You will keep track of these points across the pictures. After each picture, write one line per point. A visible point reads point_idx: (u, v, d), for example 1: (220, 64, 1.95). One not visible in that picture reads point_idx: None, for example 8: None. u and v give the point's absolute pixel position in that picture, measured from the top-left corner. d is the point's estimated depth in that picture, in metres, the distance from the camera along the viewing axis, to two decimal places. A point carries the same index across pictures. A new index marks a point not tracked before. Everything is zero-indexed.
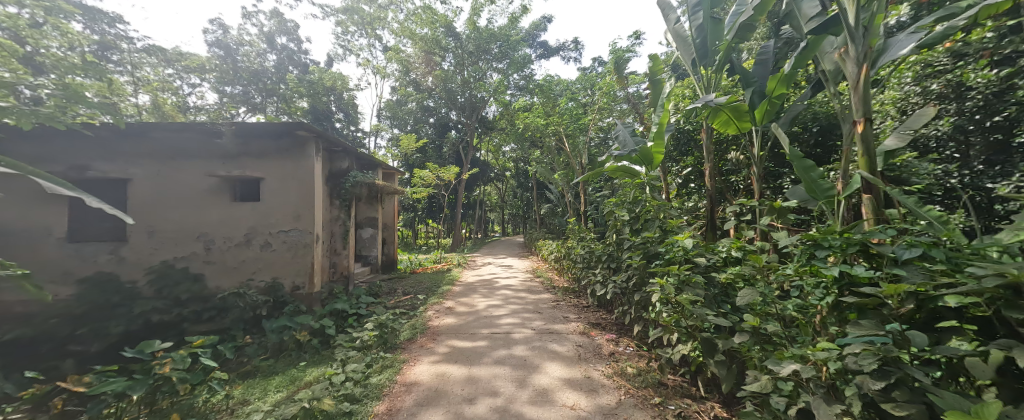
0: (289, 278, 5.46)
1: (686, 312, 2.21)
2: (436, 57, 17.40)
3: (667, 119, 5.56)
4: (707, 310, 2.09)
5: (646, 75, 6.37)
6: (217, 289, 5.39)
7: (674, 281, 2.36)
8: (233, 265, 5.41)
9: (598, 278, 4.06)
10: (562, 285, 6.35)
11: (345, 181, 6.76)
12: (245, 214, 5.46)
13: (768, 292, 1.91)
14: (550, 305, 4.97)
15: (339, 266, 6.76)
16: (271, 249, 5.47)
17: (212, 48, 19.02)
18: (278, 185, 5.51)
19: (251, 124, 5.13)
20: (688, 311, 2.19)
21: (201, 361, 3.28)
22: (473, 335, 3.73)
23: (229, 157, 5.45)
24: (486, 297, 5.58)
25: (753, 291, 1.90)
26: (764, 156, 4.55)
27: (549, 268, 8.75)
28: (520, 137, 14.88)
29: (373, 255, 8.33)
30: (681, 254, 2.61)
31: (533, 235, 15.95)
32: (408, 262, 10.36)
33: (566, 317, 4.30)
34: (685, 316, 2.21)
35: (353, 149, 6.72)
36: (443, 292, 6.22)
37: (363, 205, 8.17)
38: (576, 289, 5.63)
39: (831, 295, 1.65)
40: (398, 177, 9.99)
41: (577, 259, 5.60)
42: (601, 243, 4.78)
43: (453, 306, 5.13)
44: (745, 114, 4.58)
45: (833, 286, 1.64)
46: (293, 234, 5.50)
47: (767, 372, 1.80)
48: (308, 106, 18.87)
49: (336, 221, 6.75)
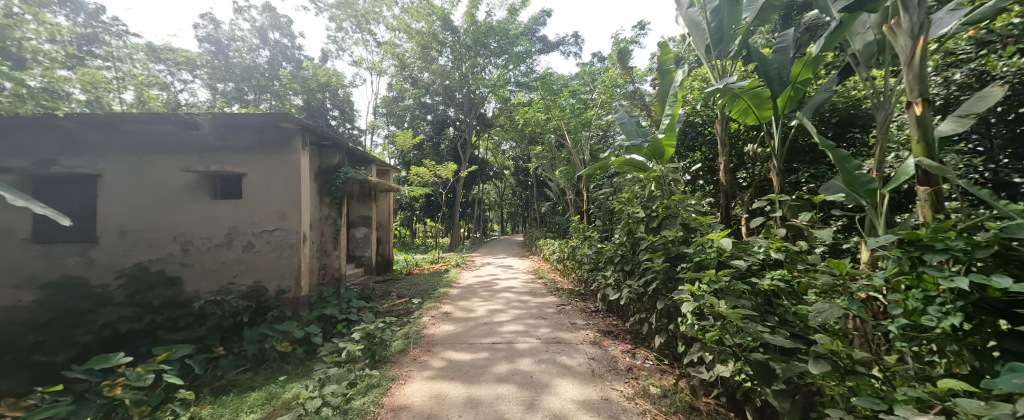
0: (274, 282, 5.08)
1: (730, 327, 1.84)
2: (433, 51, 17.06)
3: (678, 110, 5.22)
4: (760, 326, 1.74)
5: (654, 65, 5.99)
6: (196, 293, 4.99)
7: (709, 289, 2.01)
8: (213, 267, 5.03)
9: (610, 281, 3.69)
10: (567, 287, 5.97)
11: (336, 178, 6.41)
12: (226, 212, 5.07)
13: (858, 309, 1.60)
14: (555, 310, 4.61)
15: (330, 267, 6.38)
16: (254, 250, 5.09)
17: (203, 44, 18.61)
18: (261, 181, 5.12)
19: (230, 115, 4.73)
20: (731, 326, 1.83)
21: (164, 379, 2.90)
22: (472, 346, 3.36)
23: (208, 152, 5.05)
24: (486, 301, 5.19)
25: (838, 307, 1.59)
26: (786, 147, 4.23)
27: (551, 268, 8.38)
28: (519, 134, 14.52)
29: (367, 256, 7.96)
30: (714, 256, 2.23)
31: (533, 234, 15.58)
32: (404, 263, 9.97)
33: (573, 324, 3.94)
34: (728, 332, 1.85)
35: (344, 143, 6.35)
36: (440, 295, 5.84)
37: (356, 204, 7.79)
38: (582, 292, 5.27)
39: (953, 315, 1.41)
40: (394, 174, 9.60)
41: (584, 260, 5.21)
42: (609, 243, 4.42)
43: (451, 311, 4.74)
44: (766, 102, 4.20)
45: (959, 303, 1.40)
46: (278, 234, 5.13)
47: (860, 412, 1.50)
48: (302, 103, 18.45)
49: (326, 220, 6.37)
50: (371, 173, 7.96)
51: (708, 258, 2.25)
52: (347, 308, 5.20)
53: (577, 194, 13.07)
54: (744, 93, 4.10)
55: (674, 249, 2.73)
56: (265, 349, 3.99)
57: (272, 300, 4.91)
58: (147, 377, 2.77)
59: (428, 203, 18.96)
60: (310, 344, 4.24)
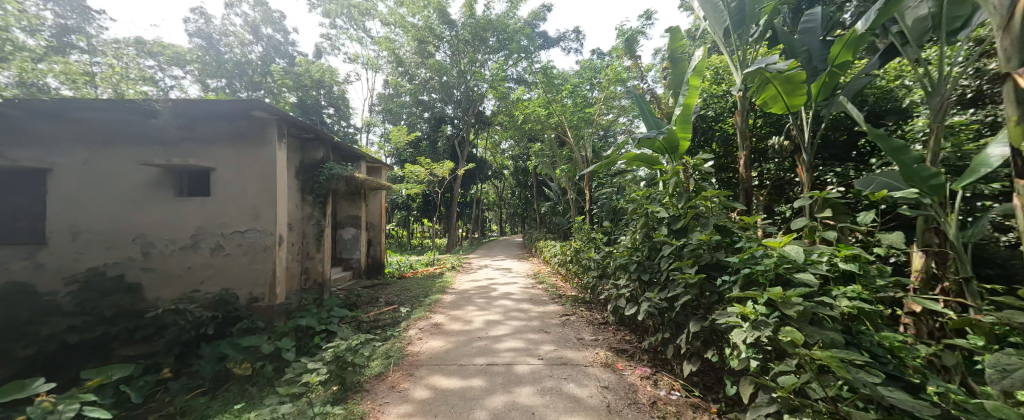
0: (245, 288, 4.58)
1: (816, 372, 1.40)
2: (430, 46, 16.58)
3: (693, 99, 4.72)
4: (865, 374, 1.31)
5: (667, 53, 5.52)
6: (158, 301, 4.46)
7: (772, 317, 1.54)
8: (177, 272, 4.52)
9: (624, 292, 3.19)
10: (571, 294, 5.46)
11: (320, 174, 5.92)
12: (192, 211, 4.56)
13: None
14: (559, 322, 4.10)
15: (312, 272, 5.87)
16: (224, 253, 4.58)
17: (194, 39, 17.99)
18: (232, 177, 4.62)
19: (193, 102, 4.21)
20: (817, 371, 1.38)
21: (86, 414, 2.39)
22: (464, 369, 2.85)
23: (172, 144, 4.54)
24: (481, 311, 4.68)
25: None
26: (817, 139, 3.77)
27: (553, 272, 7.87)
28: (519, 131, 14.03)
29: (356, 258, 7.42)
30: (772, 271, 1.72)
31: (533, 235, 15.05)
32: (397, 266, 9.44)
33: (580, 340, 3.44)
34: (813, 380, 1.40)
35: (328, 137, 5.86)
36: (431, 303, 5.33)
37: (345, 203, 7.30)
38: (588, 300, 4.78)
39: None
40: (386, 171, 9.06)
41: (591, 266, 4.71)
42: (620, 246, 3.92)
43: (441, 323, 4.24)
44: (799, 88, 3.68)
45: None
46: (250, 235, 4.62)
47: None
48: (296, 100, 17.90)
49: (308, 220, 5.86)
50: (360, 170, 7.45)
51: (762, 271, 1.74)
52: (327, 317, 4.70)
53: (579, 193, 12.56)
54: (774, 77, 3.63)
55: (706, 255, 2.22)
56: (227, 368, 3.49)
57: (242, 309, 4.39)
58: (63, 411, 2.27)
59: (425, 203, 18.40)
60: (281, 361, 3.74)
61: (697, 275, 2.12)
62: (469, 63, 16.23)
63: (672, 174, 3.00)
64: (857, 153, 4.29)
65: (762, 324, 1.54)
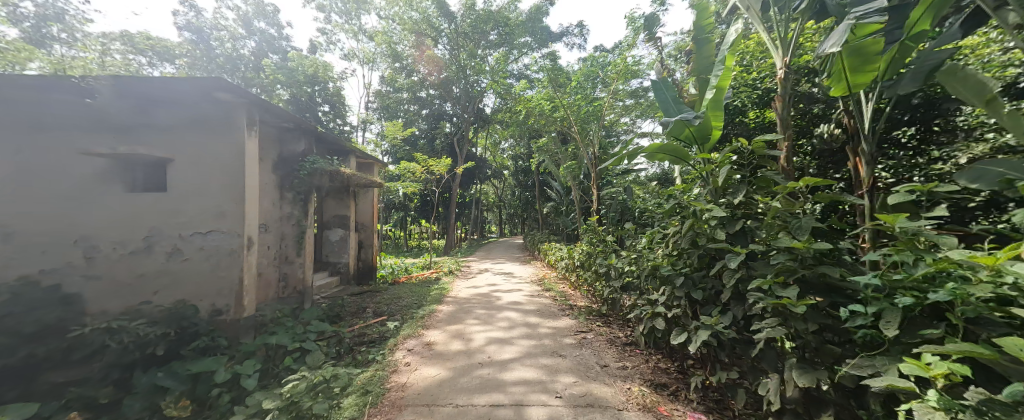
0: (206, 299, 3.94)
1: None
2: (428, 40, 15.91)
3: (727, 82, 4.12)
4: None
5: (692, 33, 5.18)
6: (102, 315, 3.77)
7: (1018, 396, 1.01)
8: (126, 281, 3.84)
9: (661, 314, 2.54)
10: (583, 305, 4.82)
11: (301, 168, 5.28)
12: (145, 209, 3.91)
13: None
14: (574, 341, 3.46)
15: (291, 278, 5.22)
16: (183, 258, 3.94)
17: (183, 32, 17.27)
18: (193, 169, 3.98)
19: (144, 80, 3.56)
20: None
21: None
22: (461, 413, 2.20)
23: (122, 131, 3.89)
24: (482, 326, 4.03)
25: None
26: (884, 124, 3.16)
27: (558, 278, 7.23)
28: (520, 129, 13.41)
29: (343, 262, 6.77)
30: (981, 311, 1.12)
31: (533, 237, 14.38)
32: (390, 270, 8.76)
33: (605, 368, 2.80)
34: None
35: (310, 127, 5.24)
36: (424, 315, 4.69)
37: (332, 202, 6.66)
38: (606, 314, 4.14)
39: None
40: (380, 168, 8.42)
41: (607, 274, 4.06)
42: (648, 254, 3.29)
43: (434, 342, 3.59)
44: (873, 57, 3.11)
45: None
46: (214, 237, 3.99)
47: None
48: (290, 96, 17.19)
49: (287, 220, 5.20)
50: (349, 166, 6.82)
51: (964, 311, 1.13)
52: (303, 333, 4.06)
53: (583, 193, 11.94)
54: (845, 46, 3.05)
55: (811, 271, 1.55)
56: (171, 400, 2.86)
57: (201, 323, 3.73)
58: None
59: (422, 203, 17.67)
60: (240, 391, 3.11)
61: (805, 301, 1.44)
62: (468, 57, 15.65)
63: (722, 160, 2.44)
64: (901, 148, 3.78)
65: (1000, 409, 1.03)
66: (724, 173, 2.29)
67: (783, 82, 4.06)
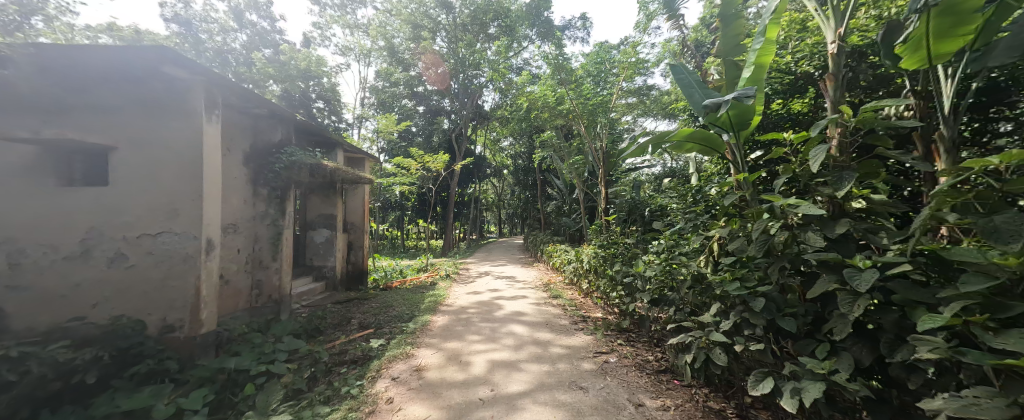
0: (156, 314, 3.32)
1: None
2: (425, 32, 15.28)
3: (770, 58, 3.51)
4: None
5: (717, 8, 4.52)
6: (28, 333, 3.14)
7: None
8: (59, 292, 3.20)
9: (716, 340, 1.95)
10: (598, 317, 4.20)
11: (277, 160, 4.65)
12: (84, 206, 3.27)
13: None
14: (595, 367, 2.85)
15: (266, 286, 4.61)
16: (128, 265, 3.31)
17: (170, 25, 16.55)
18: (141, 159, 3.35)
19: (74, 48, 2.96)
20: None
21: None
22: None
23: (55, 113, 3.27)
24: (483, 345, 3.41)
25: None
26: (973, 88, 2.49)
27: (566, 283, 6.60)
28: (522, 124, 12.81)
29: (330, 266, 6.13)
30: None
31: (535, 238, 13.74)
32: (383, 273, 8.13)
33: (642, 409, 2.18)
34: None
35: (287, 113, 4.64)
36: (415, 328, 4.07)
37: (317, 200, 6.07)
38: (629, 329, 3.52)
39: None
40: (371, 164, 7.79)
41: (631, 283, 3.45)
42: (685, 263, 2.68)
43: (426, 366, 2.96)
44: (973, 19, 2.46)
45: None
46: (166, 240, 3.37)
47: None
48: (282, 91, 16.55)
49: (261, 219, 4.57)
50: (337, 160, 6.22)
51: None
52: (270, 353, 3.44)
53: (589, 191, 11.31)
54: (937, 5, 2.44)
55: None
56: None
57: (148, 343, 3.12)
58: None
59: (420, 202, 17.07)
60: None
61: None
62: (467, 50, 14.99)
63: (814, 138, 1.83)
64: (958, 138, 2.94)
65: None
66: (819, 154, 1.67)
67: (835, 60, 3.44)
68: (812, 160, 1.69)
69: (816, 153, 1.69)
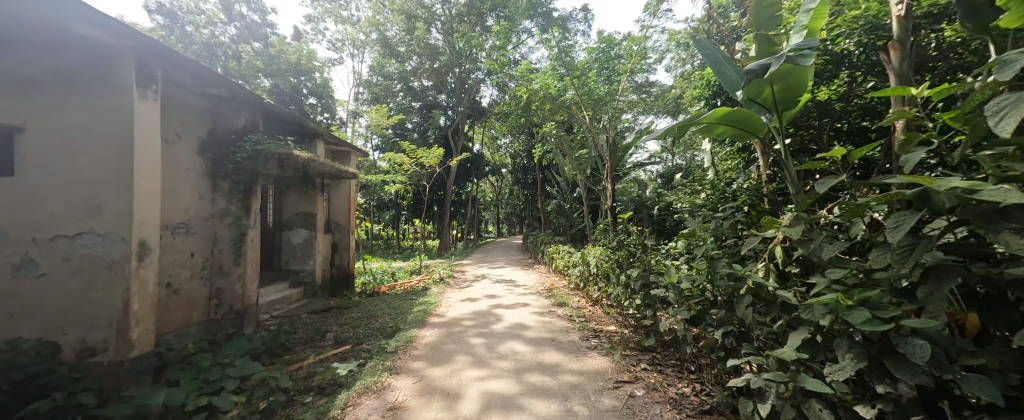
0: (73, 334, 2.69)
1: None
2: (420, 24, 14.70)
3: (819, 23, 2.87)
4: None
5: None
6: None
7: None
8: None
9: (808, 388, 1.34)
10: (612, 332, 3.60)
11: (238, 149, 4.01)
12: None
13: None
14: (619, 404, 2.24)
15: (228, 295, 3.99)
16: (38, 274, 2.65)
17: (154, 16, 15.83)
18: (55, 142, 2.71)
19: None
20: None
21: None
22: None
23: None
24: (477, 370, 2.79)
25: None
26: None
27: (571, 289, 5.98)
28: (521, 119, 12.22)
29: (308, 271, 5.50)
30: None
31: (535, 238, 13.14)
32: (371, 277, 7.51)
33: None
34: None
35: (251, 94, 4.02)
36: (395, 346, 3.44)
37: (295, 197, 5.49)
38: (653, 349, 2.92)
39: None
40: (358, 158, 7.16)
41: (657, 295, 2.85)
42: (736, 273, 2.08)
43: (402, 403, 2.35)
44: None
45: None
46: (87, 243, 2.75)
47: None
48: (271, 86, 15.90)
49: (221, 218, 3.94)
50: (317, 153, 5.60)
51: None
52: (215, 381, 2.81)
53: (591, 189, 10.71)
54: None
55: None
56: None
57: (60, 371, 2.51)
58: None
59: (415, 201, 16.46)
60: None
61: None
62: (464, 43, 14.43)
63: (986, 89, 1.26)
64: None
65: None
66: (1009, 106, 1.11)
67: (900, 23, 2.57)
68: (997, 117, 1.12)
69: (1000, 106, 1.14)
